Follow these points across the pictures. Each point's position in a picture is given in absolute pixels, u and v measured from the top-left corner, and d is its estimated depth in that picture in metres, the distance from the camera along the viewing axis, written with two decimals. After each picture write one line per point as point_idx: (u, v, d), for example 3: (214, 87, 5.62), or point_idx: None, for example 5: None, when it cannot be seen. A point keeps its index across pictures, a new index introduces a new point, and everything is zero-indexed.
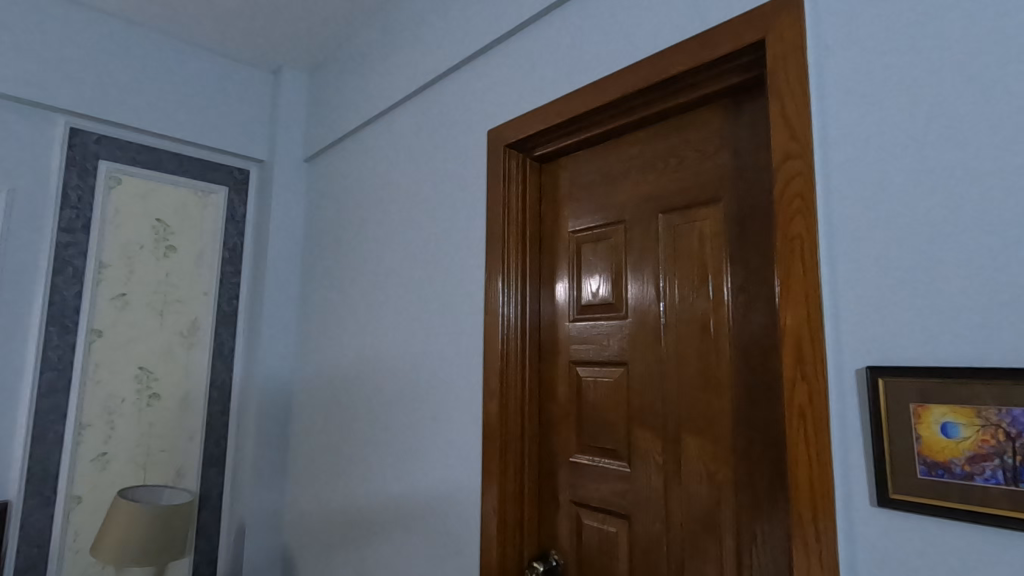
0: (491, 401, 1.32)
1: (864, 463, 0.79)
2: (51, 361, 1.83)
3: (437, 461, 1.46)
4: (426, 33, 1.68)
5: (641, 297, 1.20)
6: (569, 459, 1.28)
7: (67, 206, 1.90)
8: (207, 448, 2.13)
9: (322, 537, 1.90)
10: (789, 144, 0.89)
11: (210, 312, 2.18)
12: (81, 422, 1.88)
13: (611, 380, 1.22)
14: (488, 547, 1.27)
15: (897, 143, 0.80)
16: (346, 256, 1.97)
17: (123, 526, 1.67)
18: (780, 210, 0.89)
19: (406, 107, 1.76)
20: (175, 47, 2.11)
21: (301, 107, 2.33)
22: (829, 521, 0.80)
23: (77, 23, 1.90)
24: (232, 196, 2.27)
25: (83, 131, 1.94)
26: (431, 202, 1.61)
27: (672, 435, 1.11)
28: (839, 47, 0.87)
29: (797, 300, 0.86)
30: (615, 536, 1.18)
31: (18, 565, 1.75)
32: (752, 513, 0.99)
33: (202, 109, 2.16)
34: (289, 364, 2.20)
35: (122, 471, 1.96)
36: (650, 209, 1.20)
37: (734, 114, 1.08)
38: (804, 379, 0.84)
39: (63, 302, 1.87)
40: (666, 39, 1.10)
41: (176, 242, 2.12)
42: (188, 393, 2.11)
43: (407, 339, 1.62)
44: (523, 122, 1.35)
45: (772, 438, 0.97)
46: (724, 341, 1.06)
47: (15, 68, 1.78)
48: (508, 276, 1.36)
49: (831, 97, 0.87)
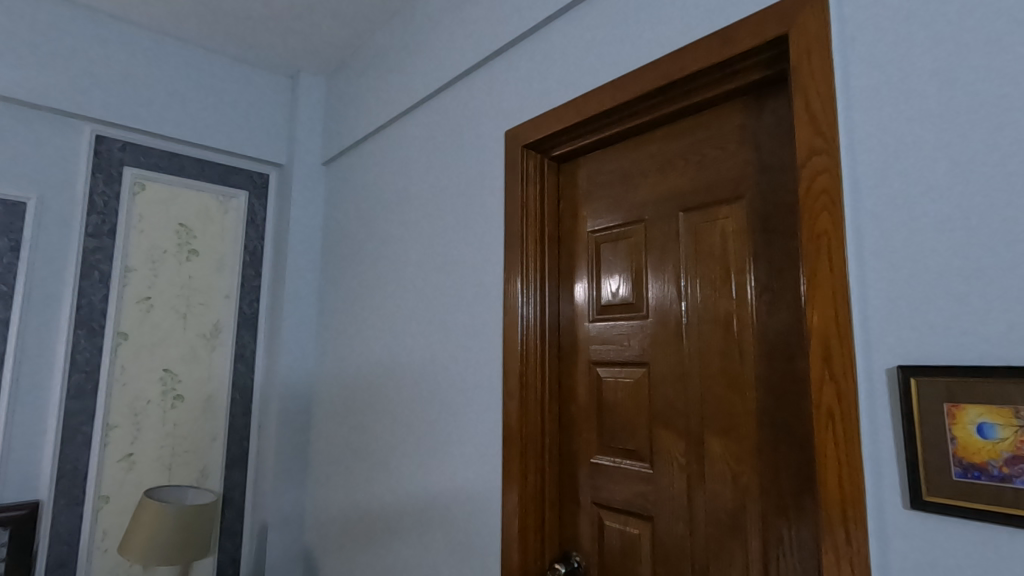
0: (511, 402, 1.32)
1: (897, 464, 0.77)
2: (79, 364, 1.87)
3: (456, 461, 1.47)
4: (441, 35, 1.69)
5: (662, 297, 1.18)
6: (590, 460, 1.28)
7: (94, 212, 1.94)
8: (230, 448, 2.16)
9: (342, 537, 1.91)
10: (814, 140, 0.87)
11: (232, 315, 2.21)
12: (108, 423, 1.92)
13: (632, 380, 1.22)
14: (509, 548, 1.27)
15: (927, 138, 0.79)
16: (365, 258, 1.99)
17: (149, 525, 1.70)
18: (806, 206, 0.87)
19: (423, 110, 1.77)
20: (196, 54, 2.15)
21: (319, 111, 2.36)
22: (860, 525, 0.78)
23: (101, 33, 1.94)
24: (252, 200, 2.31)
25: (108, 139, 1.99)
26: (449, 204, 1.62)
27: (695, 436, 1.10)
28: (866, 41, 0.85)
29: (825, 299, 0.84)
30: (638, 537, 1.17)
31: (50, 563, 1.79)
32: (778, 514, 0.97)
33: (222, 115, 2.20)
34: (309, 364, 2.22)
35: (148, 471, 1.99)
36: (671, 207, 1.19)
37: (756, 110, 1.07)
38: (832, 378, 0.82)
39: (91, 306, 1.91)
40: (686, 37, 1.09)
41: (198, 246, 2.16)
42: (211, 394, 2.14)
43: (426, 340, 1.63)
44: (542, 122, 1.35)
45: (799, 439, 0.96)
46: (747, 341, 1.04)
47: (43, 78, 1.82)
48: (527, 276, 1.35)
49: (857, 91, 0.85)
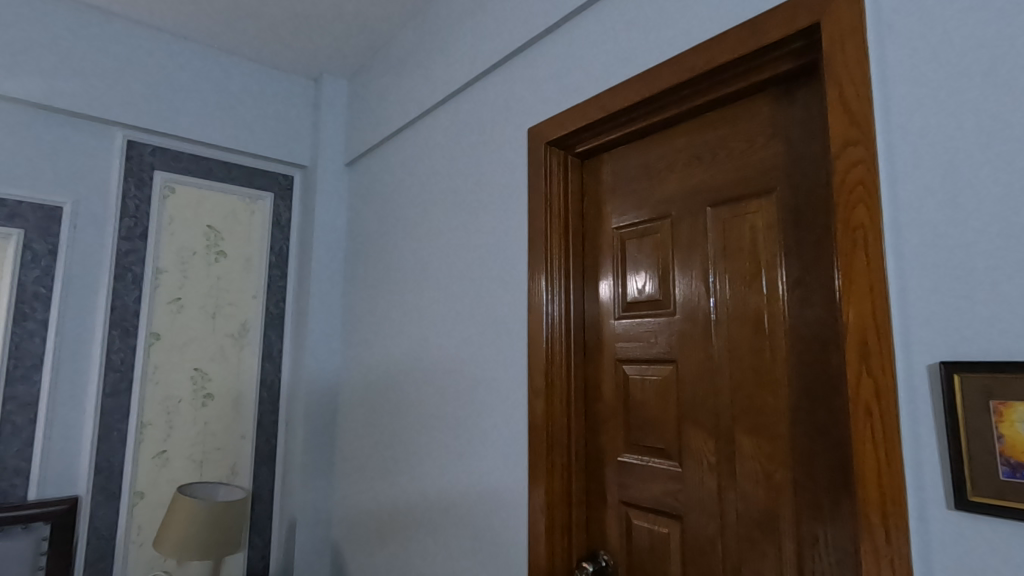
0: (536, 400, 1.31)
1: (940, 464, 0.74)
2: (115, 363, 1.92)
3: (482, 458, 1.47)
4: (463, 34, 1.69)
5: (689, 294, 1.17)
6: (617, 459, 1.27)
7: (127, 216, 1.99)
8: (259, 445, 2.20)
9: (369, 534, 1.93)
10: (849, 130, 0.85)
11: (259, 315, 2.25)
12: (142, 421, 1.97)
13: (659, 378, 1.20)
14: (537, 546, 1.27)
15: (971, 126, 0.76)
16: (388, 257, 2.00)
17: (182, 522, 1.74)
18: (841, 199, 0.85)
19: (445, 110, 1.78)
20: (222, 60, 2.19)
21: (341, 112, 2.39)
22: (901, 524, 0.76)
23: (131, 41, 2.00)
24: (278, 202, 2.34)
25: (139, 144, 2.04)
26: (472, 202, 1.62)
27: (725, 435, 1.08)
28: (903, 29, 0.83)
29: (861, 293, 0.82)
30: (667, 537, 1.16)
31: (88, 557, 1.84)
32: (813, 514, 0.95)
33: (248, 119, 2.24)
34: (335, 362, 2.26)
35: (180, 468, 2.04)
36: (698, 202, 1.17)
37: (786, 102, 1.05)
38: (869, 374, 0.80)
39: (124, 307, 1.96)
40: (713, 30, 1.07)
41: (226, 247, 2.20)
42: (239, 393, 2.18)
43: (450, 338, 1.64)
44: (565, 118, 1.34)
45: (833, 437, 0.94)
46: (779, 337, 1.02)
47: (76, 86, 1.88)
48: (551, 275, 1.35)
49: (894, 81, 0.83)
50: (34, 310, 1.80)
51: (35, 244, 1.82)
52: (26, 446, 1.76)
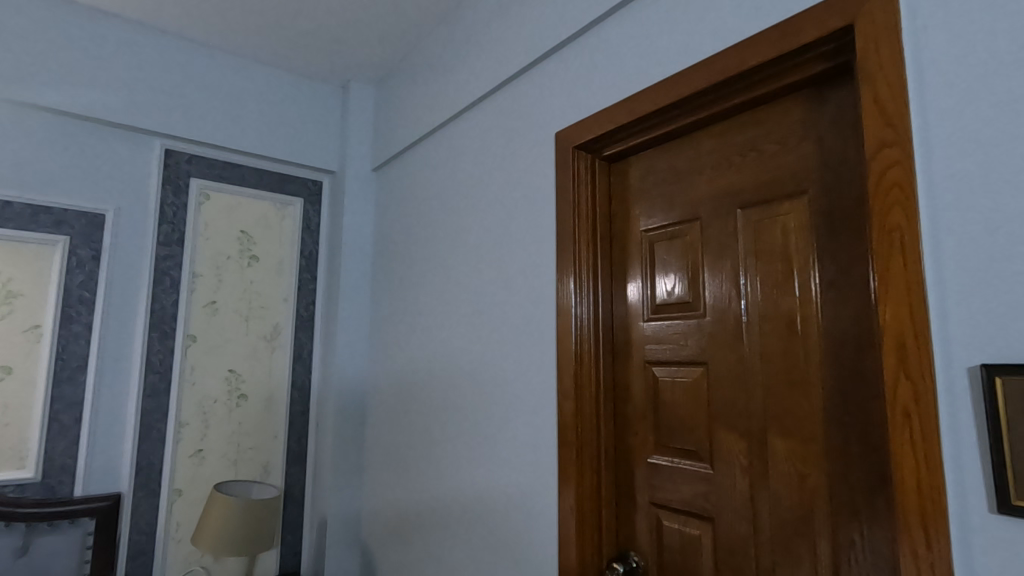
0: (566, 402, 1.33)
1: (982, 469, 0.74)
2: (154, 364, 1.99)
3: (512, 458, 1.49)
4: (488, 40, 1.72)
5: (720, 296, 1.17)
6: (647, 461, 1.27)
7: (165, 222, 2.06)
8: (290, 445, 2.25)
9: (399, 534, 1.96)
10: (884, 132, 0.84)
11: (290, 318, 2.30)
12: (180, 421, 2.03)
13: (689, 380, 1.21)
14: (567, 547, 1.28)
15: (1011, 126, 0.75)
16: (416, 261, 2.04)
17: (219, 518, 1.79)
18: (876, 200, 0.85)
19: (471, 114, 1.81)
20: (254, 69, 2.25)
21: (368, 118, 2.43)
22: (942, 529, 0.75)
23: (168, 53, 2.07)
24: (307, 207, 2.40)
25: (176, 153, 2.11)
26: (499, 205, 1.65)
27: (758, 438, 1.08)
28: (939, 31, 0.82)
29: (899, 294, 0.81)
30: (698, 538, 1.16)
31: (129, 551, 1.90)
32: (848, 517, 0.94)
33: (278, 126, 2.30)
34: (363, 363, 2.30)
35: (216, 466, 2.10)
36: (728, 204, 1.17)
37: (818, 104, 1.04)
38: (908, 377, 0.79)
39: (163, 310, 2.03)
40: (743, 32, 1.07)
41: (258, 251, 2.26)
42: (272, 393, 2.24)
43: (478, 339, 1.67)
44: (593, 122, 1.35)
45: (869, 439, 0.93)
46: (812, 339, 1.02)
47: (117, 98, 1.96)
48: (580, 277, 1.36)
49: (930, 84, 0.82)
50: (80, 313, 1.88)
51: (79, 250, 1.90)
52: (72, 444, 1.83)
